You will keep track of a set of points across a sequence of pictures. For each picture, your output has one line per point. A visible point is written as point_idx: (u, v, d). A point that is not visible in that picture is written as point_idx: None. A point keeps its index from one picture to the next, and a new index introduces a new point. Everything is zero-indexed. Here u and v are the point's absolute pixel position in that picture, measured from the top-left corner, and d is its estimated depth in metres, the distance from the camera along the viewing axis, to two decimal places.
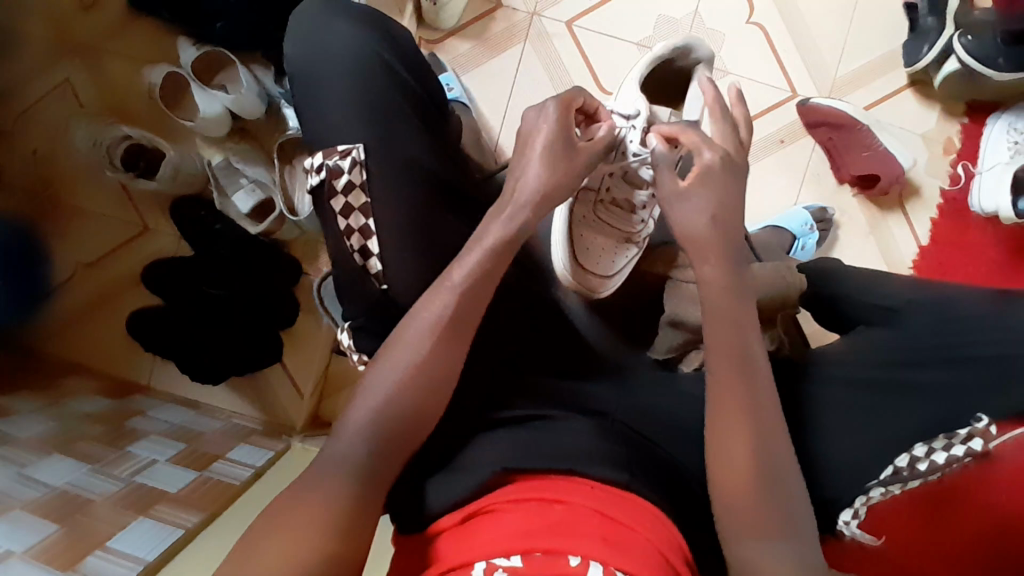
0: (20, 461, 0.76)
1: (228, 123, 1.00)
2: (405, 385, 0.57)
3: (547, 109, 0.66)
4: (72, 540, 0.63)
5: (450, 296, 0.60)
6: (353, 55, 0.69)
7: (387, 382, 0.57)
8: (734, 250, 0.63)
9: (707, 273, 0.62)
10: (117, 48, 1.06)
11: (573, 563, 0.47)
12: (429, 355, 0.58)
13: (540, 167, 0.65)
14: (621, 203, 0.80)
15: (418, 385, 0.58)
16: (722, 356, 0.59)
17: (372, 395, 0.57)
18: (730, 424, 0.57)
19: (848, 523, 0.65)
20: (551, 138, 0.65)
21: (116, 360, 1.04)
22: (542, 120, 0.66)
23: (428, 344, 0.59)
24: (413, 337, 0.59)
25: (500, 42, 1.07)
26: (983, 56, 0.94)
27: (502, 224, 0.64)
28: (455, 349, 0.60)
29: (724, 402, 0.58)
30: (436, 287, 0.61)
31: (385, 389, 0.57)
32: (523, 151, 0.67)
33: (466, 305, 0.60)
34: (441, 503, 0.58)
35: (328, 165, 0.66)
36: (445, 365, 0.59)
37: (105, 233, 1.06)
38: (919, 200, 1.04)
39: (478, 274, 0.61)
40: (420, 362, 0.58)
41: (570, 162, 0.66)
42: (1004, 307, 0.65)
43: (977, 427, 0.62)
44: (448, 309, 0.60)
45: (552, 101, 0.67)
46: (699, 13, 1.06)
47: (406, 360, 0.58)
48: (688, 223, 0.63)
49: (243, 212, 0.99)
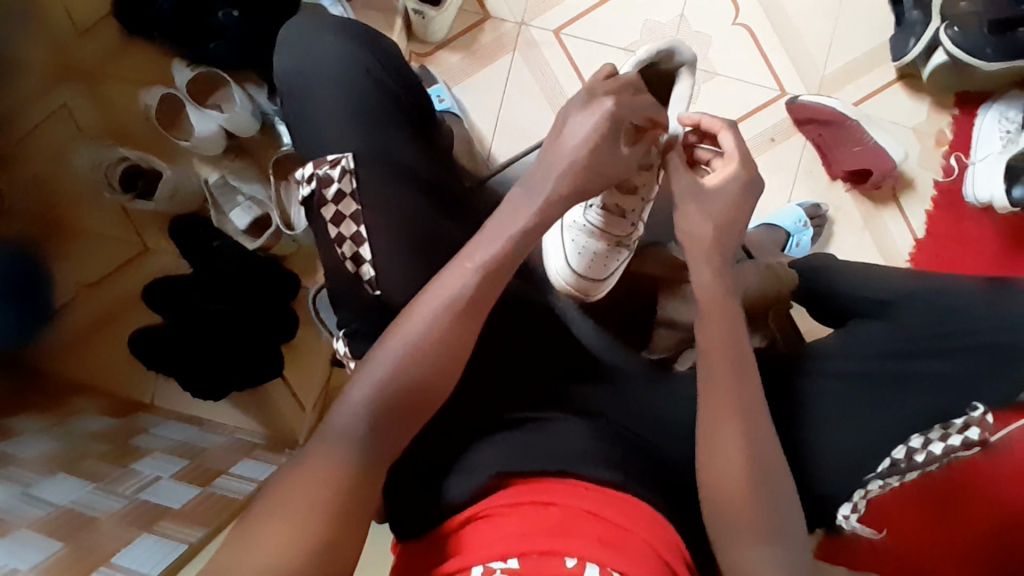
0: (25, 481, 0.77)
1: (223, 141, 1.01)
2: (397, 375, 0.56)
3: (602, 105, 0.64)
4: (76, 556, 0.64)
5: (471, 276, 0.58)
6: (338, 67, 0.70)
7: (384, 368, 0.56)
8: (723, 257, 0.62)
9: (705, 279, 0.62)
10: (114, 74, 1.08)
11: (570, 564, 0.48)
12: (421, 341, 0.56)
13: (585, 150, 0.63)
14: (611, 209, 0.78)
15: (412, 374, 0.56)
16: (722, 371, 0.58)
17: (379, 364, 0.56)
18: (722, 434, 0.56)
19: (848, 518, 0.65)
20: (608, 122, 0.63)
21: (119, 380, 1.05)
22: (592, 114, 0.63)
23: (431, 327, 0.57)
24: (415, 320, 0.57)
25: (488, 53, 1.08)
26: (970, 46, 0.95)
27: (531, 203, 0.63)
28: (454, 333, 0.57)
29: (722, 420, 0.56)
30: (450, 266, 0.60)
31: (394, 357, 0.56)
32: (558, 134, 0.65)
33: (487, 285, 0.59)
34: (451, 500, 0.58)
35: (319, 175, 0.67)
36: (460, 340, 0.57)
37: (105, 254, 1.08)
38: (914, 194, 1.04)
39: (492, 264, 0.59)
40: (438, 334, 0.57)
41: (613, 157, 0.64)
42: (994, 293, 0.67)
43: (972, 416, 0.64)
44: (468, 288, 0.58)
45: (608, 98, 0.64)
46: (685, 17, 1.07)
47: (419, 331, 0.57)
48: (695, 231, 0.63)
49: (240, 228, 1.02)
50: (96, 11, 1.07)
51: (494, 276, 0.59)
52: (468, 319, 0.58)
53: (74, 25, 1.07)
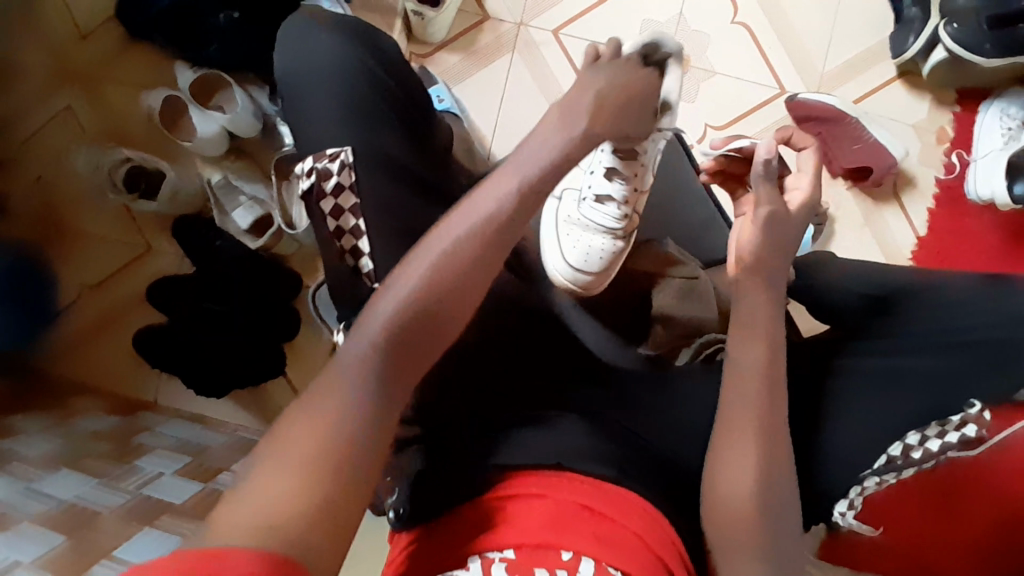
0: (29, 477, 0.78)
1: (224, 142, 1.03)
2: (415, 304, 0.51)
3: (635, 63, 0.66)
4: (76, 551, 0.65)
5: (498, 198, 0.55)
6: (333, 66, 0.71)
7: (405, 289, 0.52)
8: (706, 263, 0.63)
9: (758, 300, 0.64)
10: (120, 77, 1.10)
11: (565, 557, 0.49)
12: (443, 265, 0.52)
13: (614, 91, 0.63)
14: (602, 200, 0.81)
15: (413, 316, 0.51)
16: None
17: (400, 286, 0.52)
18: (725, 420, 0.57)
19: (844, 515, 0.64)
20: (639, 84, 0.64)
21: (124, 379, 1.07)
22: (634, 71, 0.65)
23: (452, 246, 0.53)
24: (418, 258, 0.53)
25: (488, 53, 1.09)
26: (970, 42, 0.94)
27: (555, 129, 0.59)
28: (462, 273, 0.53)
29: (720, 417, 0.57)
30: (476, 192, 0.56)
31: (415, 280, 0.52)
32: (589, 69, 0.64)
33: (515, 210, 0.55)
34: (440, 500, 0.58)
35: (317, 168, 0.67)
36: (477, 269, 0.53)
37: (113, 253, 1.09)
38: (914, 191, 1.04)
39: (523, 184, 0.56)
40: (459, 260, 0.53)
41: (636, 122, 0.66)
42: (989, 289, 0.66)
43: (970, 413, 0.63)
44: (494, 211, 0.54)
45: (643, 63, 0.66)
46: (683, 16, 1.07)
47: (438, 255, 0.53)
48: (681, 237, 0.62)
49: (243, 228, 1.03)
50: (101, 14, 1.09)
51: (508, 224, 0.55)
52: (478, 261, 0.53)
53: (78, 29, 1.09)
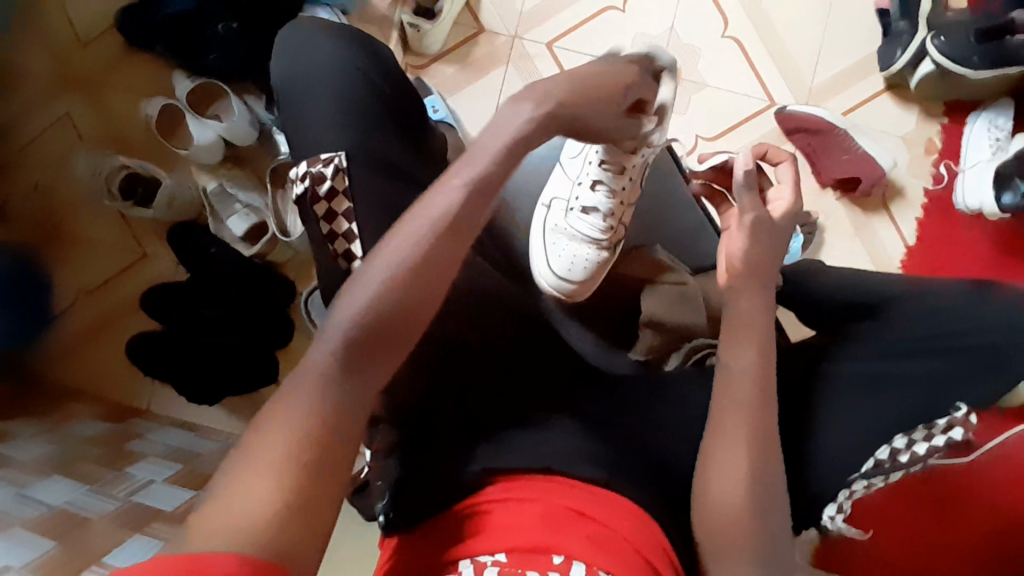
0: (19, 482, 0.78)
1: (220, 150, 1.04)
2: (376, 307, 0.50)
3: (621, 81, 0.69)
4: (66, 554, 0.64)
5: (456, 194, 0.54)
6: (330, 71, 0.73)
7: (364, 295, 0.50)
8: None
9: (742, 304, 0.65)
10: (123, 85, 1.11)
11: (557, 562, 0.49)
12: (402, 266, 0.51)
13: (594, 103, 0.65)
14: (589, 210, 0.84)
15: (377, 317, 0.50)
16: None
17: (362, 288, 0.50)
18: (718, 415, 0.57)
19: (834, 519, 0.64)
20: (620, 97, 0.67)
21: (117, 386, 1.06)
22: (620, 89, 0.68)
23: (415, 244, 0.52)
24: (383, 258, 0.51)
25: (483, 64, 1.10)
26: (956, 54, 0.96)
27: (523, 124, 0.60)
28: (434, 268, 0.52)
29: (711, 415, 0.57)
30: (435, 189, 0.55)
31: (375, 283, 0.50)
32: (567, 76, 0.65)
33: (472, 204, 0.55)
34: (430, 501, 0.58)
35: (312, 173, 0.68)
36: (439, 263, 0.52)
37: (108, 260, 1.09)
38: (903, 201, 1.05)
39: (479, 179, 0.55)
40: (419, 260, 0.51)
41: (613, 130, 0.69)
42: (976, 300, 0.68)
43: (956, 416, 0.63)
44: (453, 207, 0.54)
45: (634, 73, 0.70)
46: (674, 29, 1.09)
47: (398, 257, 0.51)
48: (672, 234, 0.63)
49: (237, 235, 1.05)
50: (101, 23, 1.10)
51: (470, 221, 0.54)
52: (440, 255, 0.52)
53: (78, 36, 1.10)
